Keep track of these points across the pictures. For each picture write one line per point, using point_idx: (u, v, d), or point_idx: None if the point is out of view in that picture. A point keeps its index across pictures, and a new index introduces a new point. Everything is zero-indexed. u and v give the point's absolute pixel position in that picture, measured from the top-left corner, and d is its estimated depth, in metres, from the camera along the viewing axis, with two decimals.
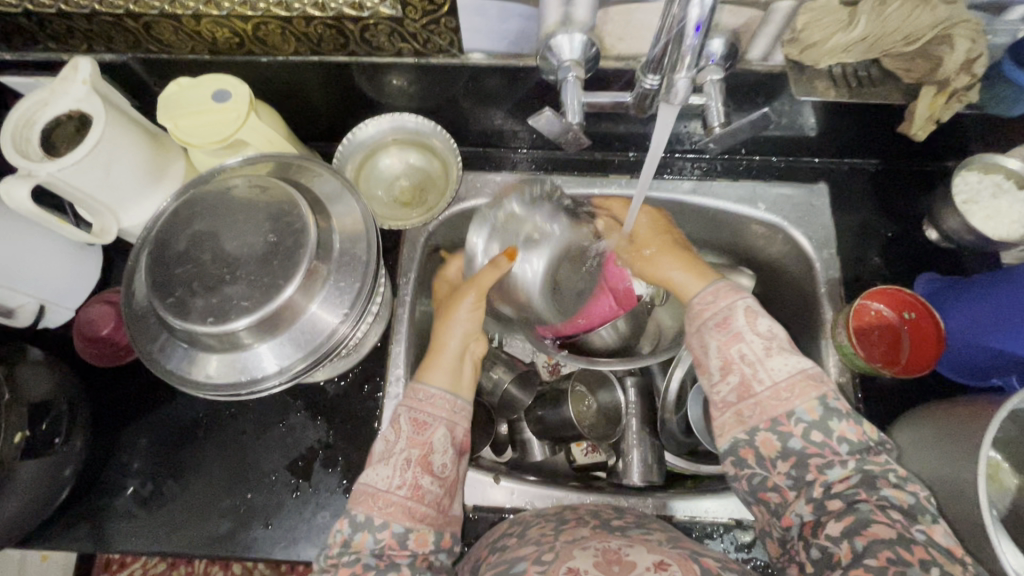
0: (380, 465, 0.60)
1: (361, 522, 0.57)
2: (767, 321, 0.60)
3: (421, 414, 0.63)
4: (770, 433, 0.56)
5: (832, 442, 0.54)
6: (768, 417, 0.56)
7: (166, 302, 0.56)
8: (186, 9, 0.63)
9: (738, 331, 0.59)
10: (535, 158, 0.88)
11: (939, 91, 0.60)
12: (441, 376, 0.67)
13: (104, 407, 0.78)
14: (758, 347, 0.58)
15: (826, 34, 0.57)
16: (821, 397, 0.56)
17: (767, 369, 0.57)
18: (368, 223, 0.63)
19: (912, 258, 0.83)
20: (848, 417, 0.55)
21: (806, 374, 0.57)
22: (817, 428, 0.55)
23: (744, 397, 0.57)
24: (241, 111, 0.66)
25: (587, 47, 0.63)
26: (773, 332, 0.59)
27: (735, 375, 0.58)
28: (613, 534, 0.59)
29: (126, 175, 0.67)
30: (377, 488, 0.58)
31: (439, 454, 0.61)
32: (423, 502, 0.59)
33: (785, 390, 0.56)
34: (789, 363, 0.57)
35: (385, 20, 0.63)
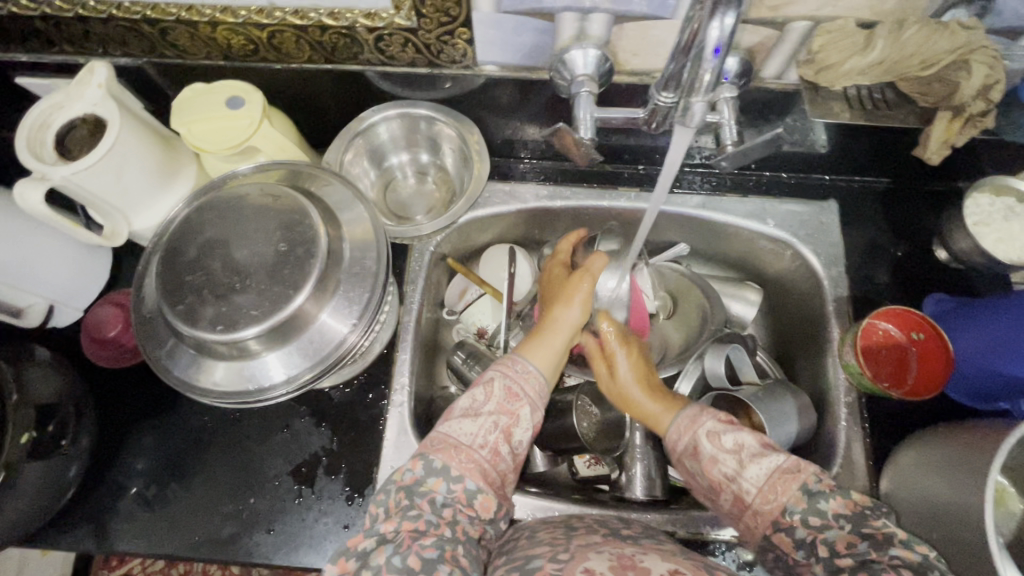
0: (466, 419, 0.60)
1: (438, 468, 0.57)
2: (730, 430, 0.61)
3: (513, 383, 0.62)
4: (780, 533, 0.56)
5: (828, 523, 0.54)
6: (770, 523, 0.56)
7: (175, 309, 0.56)
8: (202, 16, 0.64)
9: (710, 454, 0.60)
10: (544, 169, 0.88)
11: (954, 117, 0.60)
12: (543, 359, 0.66)
13: (110, 407, 0.78)
14: (732, 461, 0.59)
15: (843, 56, 0.57)
16: (804, 486, 0.56)
17: (748, 479, 0.58)
18: (377, 234, 0.63)
19: (921, 278, 0.83)
20: (834, 493, 0.55)
21: (784, 470, 0.57)
22: (812, 513, 0.55)
23: (741, 510, 0.59)
24: (254, 118, 0.66)
25: (600, 63, 0.63)
26: (740, 442, 0.59)
27: (727, 494, 0.59)
28: (626, 542, 0.60)
29: (138, 178, 0.67)
30: (459, 442, 0.58)
31: (520, 428, 0.61)
32: (496, 469, 0.59)
33: (770, 493, 0.57)
34: (762, 465, 0.58)
35: (400, 30, 0.63)
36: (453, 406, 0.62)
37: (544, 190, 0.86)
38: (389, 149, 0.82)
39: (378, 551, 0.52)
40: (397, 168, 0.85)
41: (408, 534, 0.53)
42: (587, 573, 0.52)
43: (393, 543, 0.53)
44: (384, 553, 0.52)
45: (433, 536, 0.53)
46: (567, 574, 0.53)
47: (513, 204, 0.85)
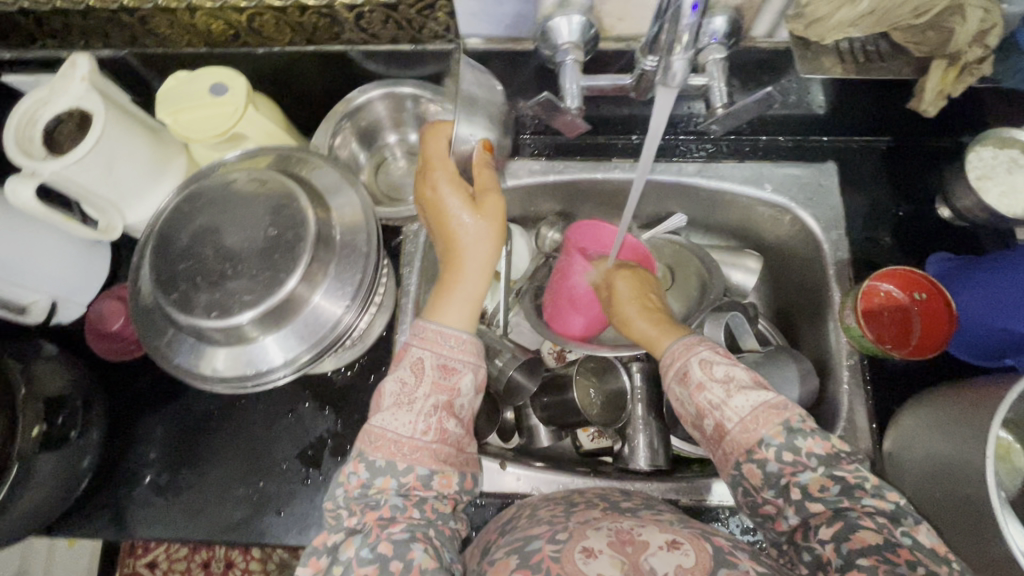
0: (399, 411, 0.56)
1: (382, 467, 0.55)
2: (722, 362, 0.59)
3: (446, 358, 0.58)
4: (751, 464, 0.55)
5: (802, 458, 0.54)
6: (744, 450, 0.56)
7: (169, 298, 0.56)
8: (180, 2, 0.63)
9: (699, 381, 0.58)
10: (536, 145, 0.86)
11: (950, 65, 0.58)
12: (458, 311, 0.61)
13: (119, 399, 0.80)
14: (720, 391, 0.58)
15: (832, 8, 0.55)
16: (784, 420, 0.56)
17: (731, 410, 0.57)
18: (367, 216, 0.63)
19: (924, 238, 0.81)
20: (812, 433, 0.55)
21: (765, 403, 0.56)
22: (788, 449, 0.54)
23: (719, 438, 0.58)
24: (238, 105, 0.65)
25: (586, 29, 0.61)
26: (732, 374, 0.58)
27: (709, 419, 0.58)
28: (625, 514, 0.60)
29: (128, 172, 0.68)
30: (400, 435, 0.56)
31: (461, 401, 0.58)
32: (448, 443, 0.57)
33: (751, 423, 0.56)
34: (751, 398, 0.57)
35: (380, 7, 0.62)
36: (382, 393, 0.58)
37: (537, 166, 0.85)
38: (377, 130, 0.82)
39: (348, 543, 0.53)
40: (387, 149, 0.85)
41: (375, 524, 0.53)
42: (585, 552, 0.53)
43: (363, 534, 0.53)
44: (353, 546, 0.52)
45: (401, 523, 0.53)
46: (564, 560, 0.53)
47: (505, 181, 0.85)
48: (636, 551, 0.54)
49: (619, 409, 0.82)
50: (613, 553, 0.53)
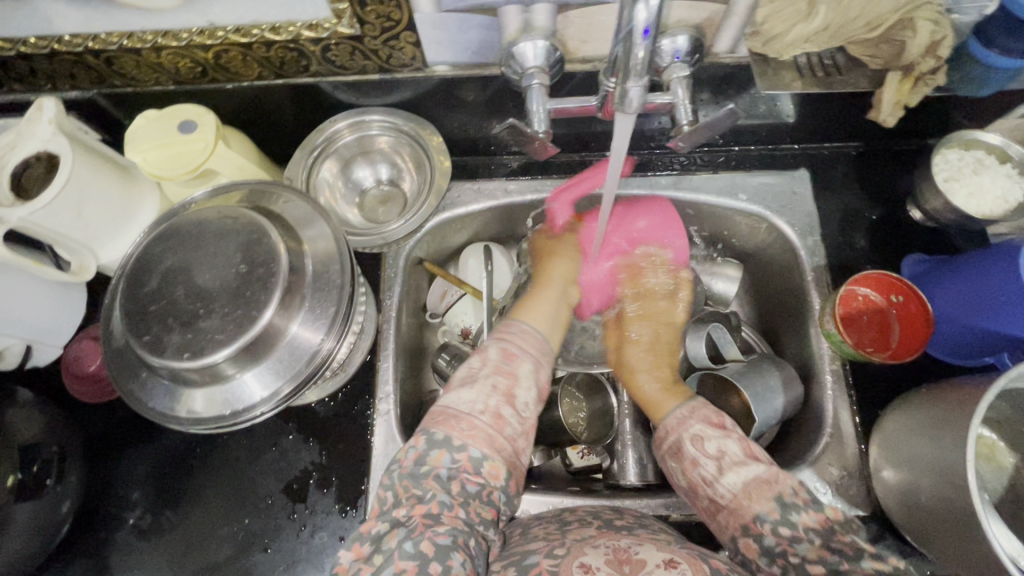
0: (465, 387, 0.62)
1: (440, 441, 0.58)
2: (715, 436, 0.61)
3: (510, 345, 0.66)
4: (747, 539, 0.56)
5: (800, 535, 0.54)
6: (740, 526, 0.56)
7: (141, 340, 0.55)
8: (145, 42, 0.63)
9: (693, 456, 0.61)
10: (512, 165, 0.87)
11: (904, 77, 0.59)
12: (541, 321, 0.73)
13: (98, 442, 0.78)
14: (712, 466, 0.59)
15: (787, 26, 0.57)
16: (778, 497, 0.56)
17: (724, 485, 0.58)
18: (340, 246, 0.62)
19: (899, 240, 0.82)
20: (807, 506, 0.55)
21: (759, 480, 0.57)
22: (783, 525, 0.54)
23: (715, 511, 0.59)
24: (208, 140, 0.65)
25: (550, 53, 0.62)
26: (723, 448, 0.59)
27: (702, 496, 0.60)
28: (620, 533, 0.60)
29: (99, 212, 0.67)
30: (458, 411, 0.60)
31: (522, 387, 0.62)
32: (502, 434, 0.59)
33: (744, 499, 0.57)
34: (742, 473, 0.58)
35: (345, 39, 0.62)
36: (453, 378, 0.64)
37: (514, 185, 0.86)
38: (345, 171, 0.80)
39: (391, 535, 0.53)
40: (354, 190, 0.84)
41: (420, 520, 0.53)
42: (583, 568, 0.52)
43: (406, 528, 0.53)
44: (396, 537, 0.52)
45: (446, 524, 0.53)
46: (563, 569, 0.52)
47: (483, 202, 0.85)
48: (634, 569, 0.52)
49: (608, 425, 0.82)
50: (611, 571, 0.52)
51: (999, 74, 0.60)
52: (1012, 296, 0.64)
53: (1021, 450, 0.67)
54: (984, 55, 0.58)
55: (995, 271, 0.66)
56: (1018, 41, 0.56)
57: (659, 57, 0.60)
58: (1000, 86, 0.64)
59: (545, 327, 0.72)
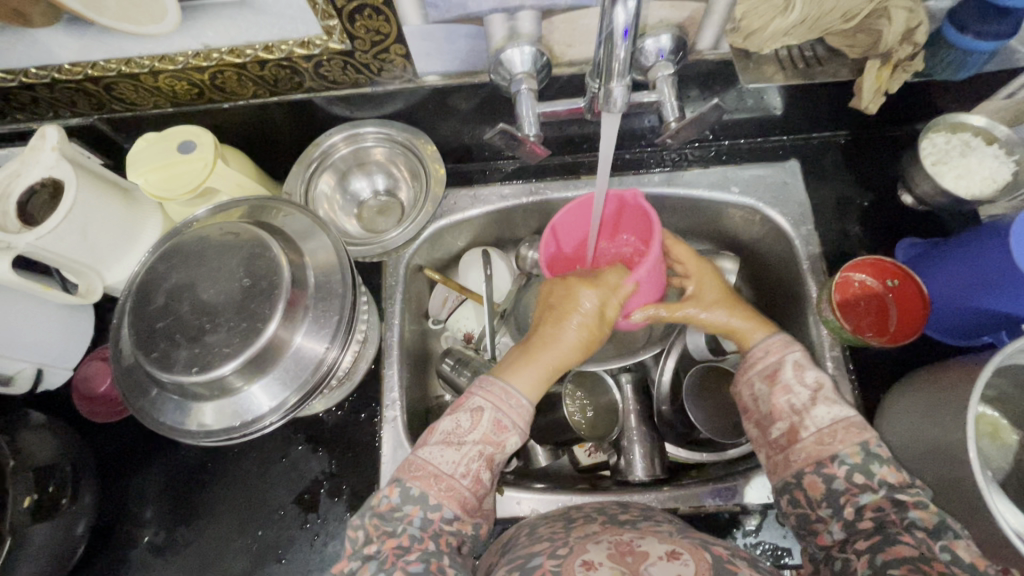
0: (447, 449, 0.61)
1: (415, 496, 0.59)
2: (814, 371, 0.63)
3: (502, 415, 0.62)
4: (815, 476, 0.58)
5: (872, 482, 0.56)
6: (814, 461, 0.59)
7: (150, 356, 0.57)
8: (142, 67, 0.65)
9: (787, 382, 0.63)
10: (506, 169, 0.88)
11: (883, 64, 0.60)
12: (532, 381, 0.65)
13: (110, 462, 0.79)
14: (804, 397, 0.62)
15: (765, 20, 0.58)
16: (864, 444, 0.58)
17: (811, 419, 0.61)
18: (341, 256, 0.64)
19: (892, 225, 0.83)
20: (889, 462, 0.57)
21: (848, 421, 0.60)
22: (859, 471, 0.57)
23: (789, 440, 0.61)
24: (208, 159, 0.67)
25: (537, 58, 0.63)
26: (821, 382, 0.62)
27: (783, 421, 0.62)
28: (624, 527, 0.61)
29: (104, 234, 0.69)
30: (438, 471, 0.60)
31: (504, 456, 0.62)
32: (476, 496, 0.61)
33: (828, 436, 0.59)
34: (833, 411, 0.60)
35: (337, 54, 0.64)
36: (436, 428, 0.63)
37: (510, 190, 0.87)
38: (342, 185, 0.82)
39: (363, 569, 0.56)
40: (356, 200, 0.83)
41: (392, 552, 0.56)
42: (585, 565, 0.53)
43: (378, 560, 0.56)
44: (369, 571, 0.55)
45: (416, 553, 0.56)
46: (565, 570, 0.53)
47: (478, 207, 0.87)
48: (637, 560, 0.53)
49: (612, 421, 0.82)
50: (614, 564, 0.53)
51: (976, 57, 0.61)
52: (1004, 276, 0.64)
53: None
54: (959, 39, 0.60)
55: (984, 253, 0.66)
56: (990, 24, 0.57)
57: (644, 56, 0.62)
58: (976, 69, 0.65)
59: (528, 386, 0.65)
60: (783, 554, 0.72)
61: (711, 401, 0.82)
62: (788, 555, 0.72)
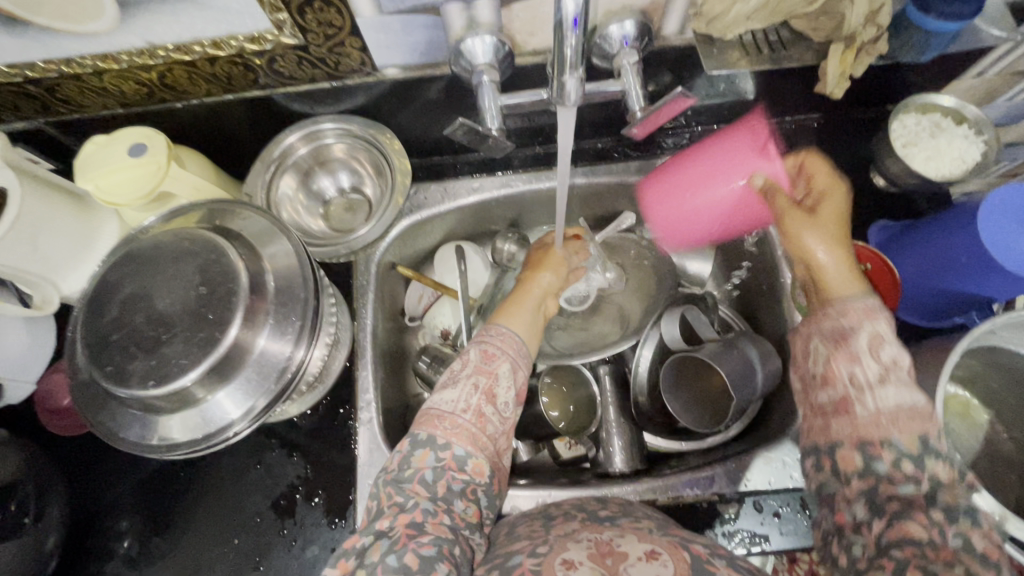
0: (447, 389, 0.63)
1: (423, 440, 0.60)
2: (894, 346, 0.53)
3: (490, 345, 0.66)
4: (854, 451, 0.52)
5: (921, 473, 0.50)
6: (859, 437, 0.51)
7: (104, 371, 0.55)
8: (85, 67, 0.62)
9: (858, 351, 0.53)
10: (477, 162, 0.87)
11: (846, 48, 0.59)
12: (523, 326, 0.70)
13: (78, 475, 0.77)
14: (874, 373, 0.52)
15: (726, 6, 0.57)
16: (924, 435, 0.50)
17: (876, 396, 0.52)
18: (303, 259, 0.62)
19: (865, 208, 0.83)
20: (944, 458, 0.50)
21: (915, 407, 0.51)
22: (912, 459, 0.50)
23: (839, 409, 0.53)
24: (160, 162, 0.64)
25: (498, 48, 0.60)
26: (898, 361, 0.52)
27: (838, 389, 0.53)
28: (604, 525, 0.60)
29: (55, 242, 0.66)
30: (442, 411, 0.61)
31: (502, 387, 0.63)
32: (484, 432, 0.61)
33: (888, 420, 0.51)
34: (901, 394, 0.51)
35: (290, 49, 0.62)
36: (437, 383, 0.65)
37: (481, 183, 0.86)
38: (306, 184, 0.79)
39: (375, 547, 0.53)
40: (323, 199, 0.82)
41: (404, 532, 0.53)
42: (566, 565, 0.53)
43: (390, 540, 0.53)
44: (380, 550, 0.52)
45: (430, 534, 0.53)
46: (546, 569, 0.53)
47: (448, 202, 0.85)
48: (616, 562, 0.53)
49: (590, 414, 0.83)
50: (594, 564, 0.52)
51: (941, 37, 0.60)
52: (972, 257, 0.64)
53: (994, 405, 0.68)
54: (922, 20, 0.59)
55: (954, 233, 0.66)
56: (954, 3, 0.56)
57: (608, 43, 0.60)
58: (942, 49, 0.64)
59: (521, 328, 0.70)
60: (759, 540, 0.72)
61: (688, 389, 0.80)
62: (766, 541, 0.72)
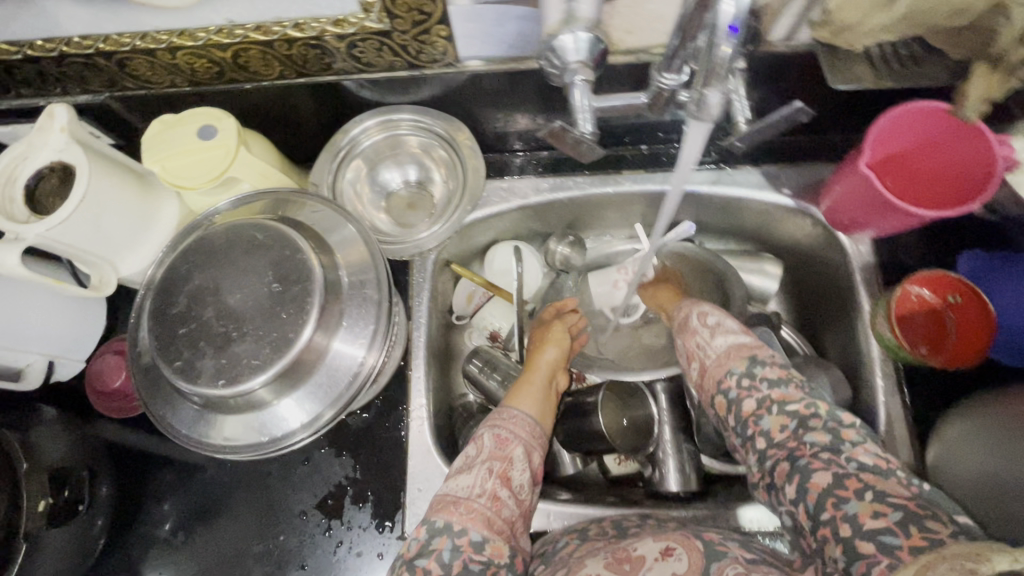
0: (461, 475, 0.60)
1: (440, 527, 0.56)
2: (719, 312, 0.66)
3: (503, 430, 0.65)
4: (723, 398, 0.60)
5: (757, 382, 0.58)
6: (717, 381, 0.61)
7: (171, 367, 0.53)
8: (159, 42, 0.59)
9: (694, 328, 0.66)
10: (540, 160, 0.83)
11: (994, 67, 0.54)
12: (531, 404, 0.70)
13: (125, 457, 0.76)
14: (707, 334, 0.65)
15: (862, 15, 0.53)
16: (754, 355, 0.61)
17: (712, 349, 0.63)
18: (374, 258, 0.60)
19: (954, 236, 0.78)
20: (772, 364, 0.60)
21: (743, 343, 0.62)
22: (747, 376, 0.59)
23: (701, 373, 0.64)
24: (230, 146, 0.61)
25: (594, 45, 0.55)
26: (720, 320, 0.65)
27: (696, 364, 0.64)
28: (629, 538, 0.59)
29: (117, 224, 0.64)
30: (457, 497, 0.58)
31: (517, 469, 0.62)
32: (500, 516, 0.58)
33: (727, 359, 0.61)
34: (729, 339, 0.63)
35: (373, 34, 0.58)
36: (451, 468, 0.63)
37: (545, 184, 0.82)
38: (372, 176, 0.76)
39: None
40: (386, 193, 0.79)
41: None
42: None
43: None
44: None
45: None
46: None
47: (512, 202, 0.81)
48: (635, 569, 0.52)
49: (645, 437, 0.77)
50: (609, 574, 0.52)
51: None
52: None
53: None
54: None
55: None
56: None
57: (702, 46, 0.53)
58: None
59: (534, 407, 0.70)
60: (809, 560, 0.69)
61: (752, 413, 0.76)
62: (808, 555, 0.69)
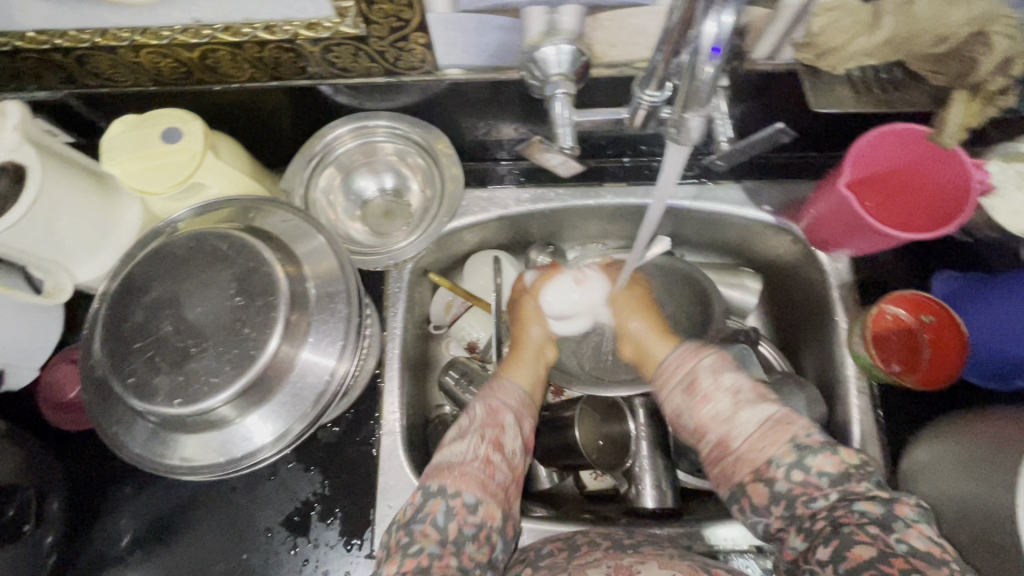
0: (455, 442, 0.60)
1: (434, 491, 0.55)
2: (732, 372, 0.60)
3: (495, 399, 0.64)
4: (758, 484, 0.55)
5: (811, 478, 0.53)
6: (753, 471, 0.55)
7: (125, 384, 0.50)
8: (121, 40, 0.56)
9: (706, 392, 0.59)
10: (521, 169, 0.82)
11: (974, 95, 0.55)
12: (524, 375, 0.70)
13: (80, 471, 0.72)
14: (726, 403, 0.58)
15: (847, 36, 0.54)
16: (794, 438, 0.55)
17: (739, 426, 0.57)
18: (345, 269, 0.57)
19: (928, 256, 0.78)
20: (822, 449, 0.54)
21: (773, 416, 0.57)
22: (798, 468, 0.53)
23: (722, 453, 0.57)
24: (196, 151, 0.59)
25: (577, 58, 0.53)
26: (739, 385, 0.59)
27: (712, 435, 0.58)
28: (627, 552, 0.58)
29: (75, 229, 0.61)
30: (451, 462, 0.58)
31: (509, 435, 0.61)
32: (493, 480, 0.57)
33: (759, 441, 0.56)
34: (757, 412, 0.57)
35: (348, 39, 0.56)
36: (444, 437, 0.62)
37: (525, 194, 0.81)
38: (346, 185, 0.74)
39: None
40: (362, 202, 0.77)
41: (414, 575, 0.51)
42: None
43: None
44: None
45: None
46: None
47: (491, 211, 0.80)
48: None
49: (621, 451, 0.77)
50: None
51: None
52: None
53: None
54: None
55: None
56: None
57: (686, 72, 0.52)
58: None
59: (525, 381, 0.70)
60: None
61: None
62: None
